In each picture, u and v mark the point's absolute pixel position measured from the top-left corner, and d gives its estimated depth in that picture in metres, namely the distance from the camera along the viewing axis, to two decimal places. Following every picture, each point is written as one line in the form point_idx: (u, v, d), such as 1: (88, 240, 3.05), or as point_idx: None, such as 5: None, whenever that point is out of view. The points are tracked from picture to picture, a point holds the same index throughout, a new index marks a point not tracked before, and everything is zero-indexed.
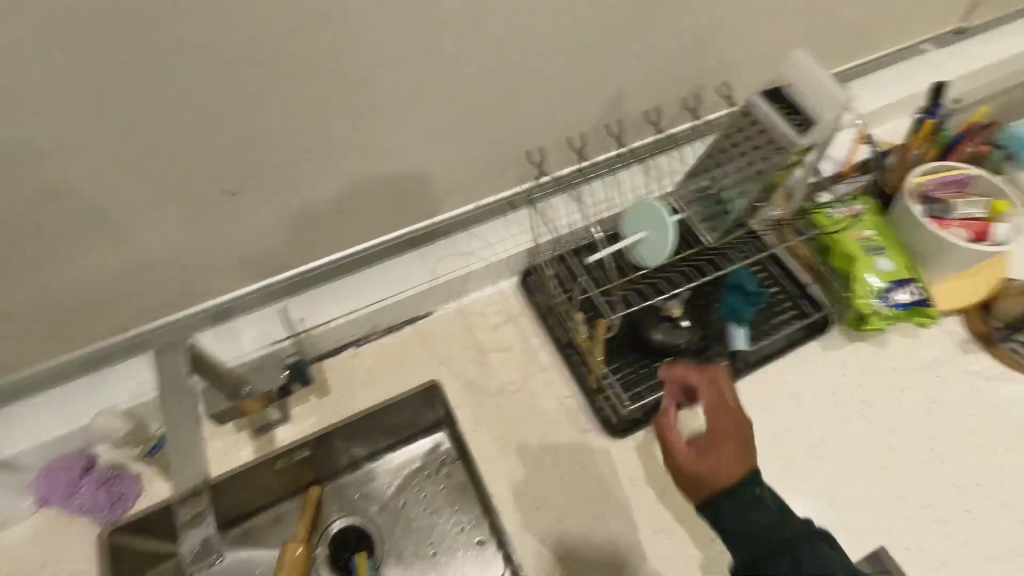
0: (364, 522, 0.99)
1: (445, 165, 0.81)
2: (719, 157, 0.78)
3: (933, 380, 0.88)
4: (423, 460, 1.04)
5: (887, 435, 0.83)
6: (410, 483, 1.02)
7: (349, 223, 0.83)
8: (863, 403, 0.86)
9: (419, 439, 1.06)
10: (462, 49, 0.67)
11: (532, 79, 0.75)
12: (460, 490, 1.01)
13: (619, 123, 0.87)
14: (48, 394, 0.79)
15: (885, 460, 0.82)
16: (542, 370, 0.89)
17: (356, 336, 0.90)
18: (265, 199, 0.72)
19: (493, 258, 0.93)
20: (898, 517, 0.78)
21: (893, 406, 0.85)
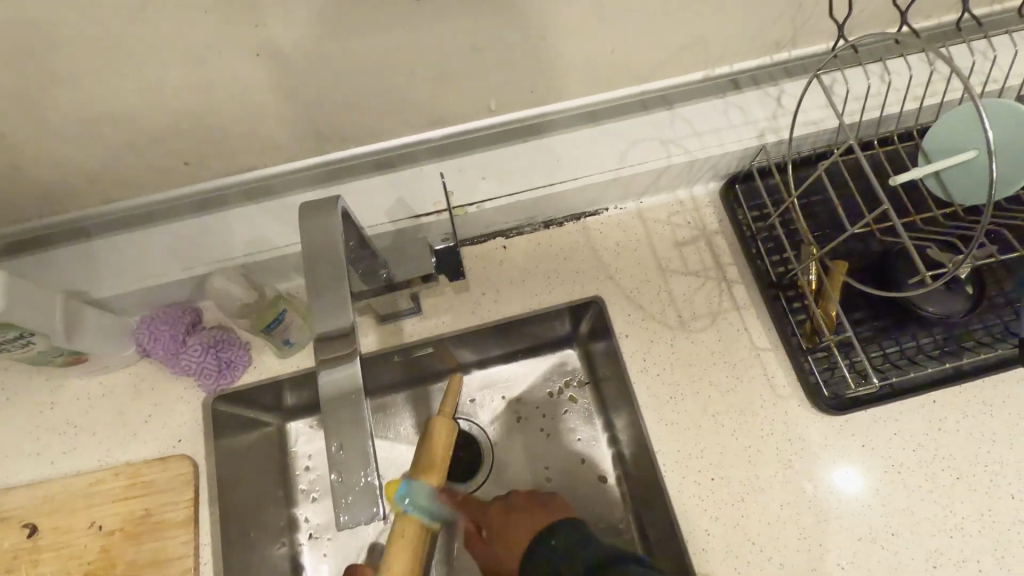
0: (470, 428, 0.77)
1: (696, 8, 0.56)
2: None
3: None
4: (546, 377, 0.80)
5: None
6: (526, 396, 0.78)
7: (539, 73, 0.60)
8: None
9: (540, 350, 0.81)
10: None
11: None
12: (583, 418, 0.77)
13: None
14: (153, 231, 0.67)
15: (988, 516, 0.60)
16: (738, 309, 0.69)
17: (510, 224, 0.72)
18: (454, 12, 0.50)
19: (702, 152, 0.69)
20: (871, 515, 0.61)
21: None
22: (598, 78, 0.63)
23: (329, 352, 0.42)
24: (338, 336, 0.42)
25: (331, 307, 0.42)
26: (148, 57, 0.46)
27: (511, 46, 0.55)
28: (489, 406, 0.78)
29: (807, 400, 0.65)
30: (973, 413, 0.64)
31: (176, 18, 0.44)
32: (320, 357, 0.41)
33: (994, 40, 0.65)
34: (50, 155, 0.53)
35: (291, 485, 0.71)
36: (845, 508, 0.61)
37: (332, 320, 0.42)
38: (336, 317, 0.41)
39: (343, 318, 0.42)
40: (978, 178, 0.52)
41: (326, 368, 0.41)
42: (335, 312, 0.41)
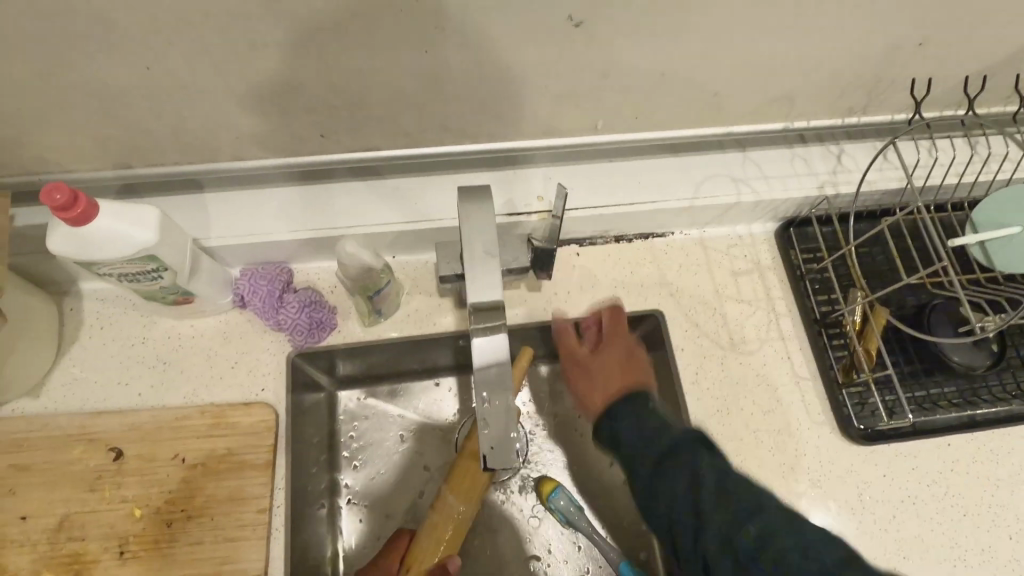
0: None
1: (797, 68, 0.64)
2: None
3: None
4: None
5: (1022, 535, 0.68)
6: None
7: (648, 104, 0.67)
8: None
9: None
10: None
11: None
12: None
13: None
14: (264, 192, 0.72)
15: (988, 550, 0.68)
16: (783, 339, 0.76)
17: (586, 234, 0.79)
18: (601, 41, 0.56)
19: (769, 194, 0.77)
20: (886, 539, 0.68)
21: None
22: (693, 116, 0.71)
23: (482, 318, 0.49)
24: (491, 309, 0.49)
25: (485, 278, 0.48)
26: (337, 38, 0.52)
27: (634, 76, 0.62)
28: None
29: (839, 429, 0.72)
30: (981, 459, 0.72)
31: (375, 11, 0.49)
32: (474, 325, 0.48)
33: None
34: (211, 111, 0.58)
35: (335, 452, 0.78)
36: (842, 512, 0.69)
37: (484, 288, 0.48)
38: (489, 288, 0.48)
39: (495, 287, 0.48)
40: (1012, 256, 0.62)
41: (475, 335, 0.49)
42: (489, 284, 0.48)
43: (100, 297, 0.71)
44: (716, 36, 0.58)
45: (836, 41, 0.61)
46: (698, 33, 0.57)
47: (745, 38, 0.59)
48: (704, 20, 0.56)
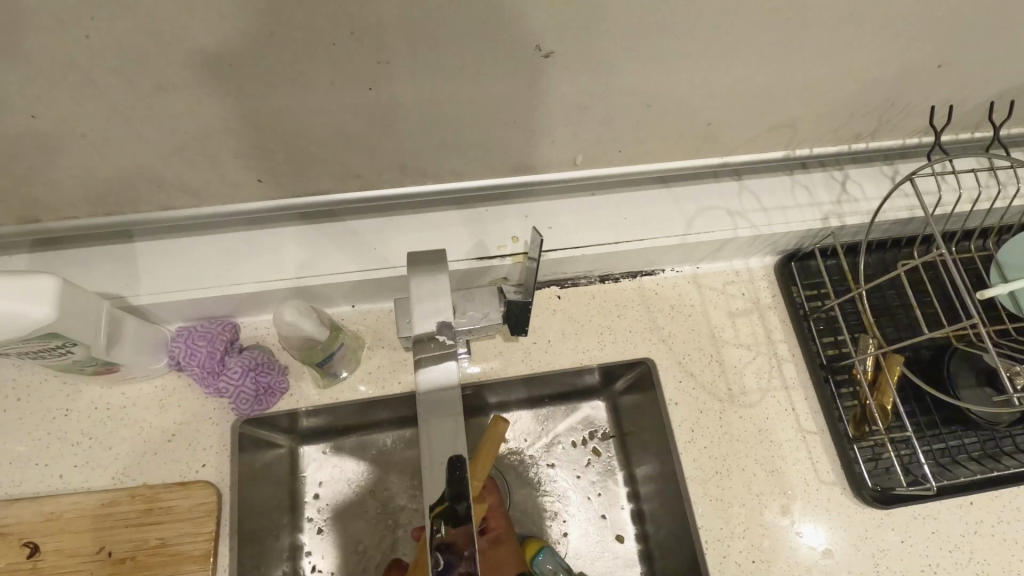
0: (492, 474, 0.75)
1: (800, 94, 0.57)
2: None
3: None
4: (571, 427, 0.77)
5: None
6: (551, 445, 0.76)
7: (633, 135, 0.59)
8: None
9: (570, 400, 0.79)
10: None
11: None
12: (604, 473, 0.75)
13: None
14: (203, 240, 0.63)
15: None
16: (787, 388, 0.69)
17: (567, 274, 0.71)
18: (578, 71, 0.49)
19: (768, 228, 0.70)
20: None
21: None
22: (684, 147, 0.63)
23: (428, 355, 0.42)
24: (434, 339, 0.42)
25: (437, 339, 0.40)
26: (265, 76, 0.43)
27: (616, 108, 0.54)
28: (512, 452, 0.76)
29: (851, 490, 0.64)
30: (1006, 518, 0.65)
31: (302, 47, 0.41)
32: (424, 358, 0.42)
33: None
34: (123, 159, 0.50)
35: (297, 514, 0.66)
36: (827, 559, 0.62)
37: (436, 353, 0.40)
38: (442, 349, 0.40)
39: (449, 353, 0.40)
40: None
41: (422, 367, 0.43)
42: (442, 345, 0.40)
43: (18, 363, 0.63)
44: (709, 65, 0.51)
45: (844, 65, 0.53)
46: (689, 61, 0.50)
47: (743, 65, 0.52)
48: (695, 46, 0.48)
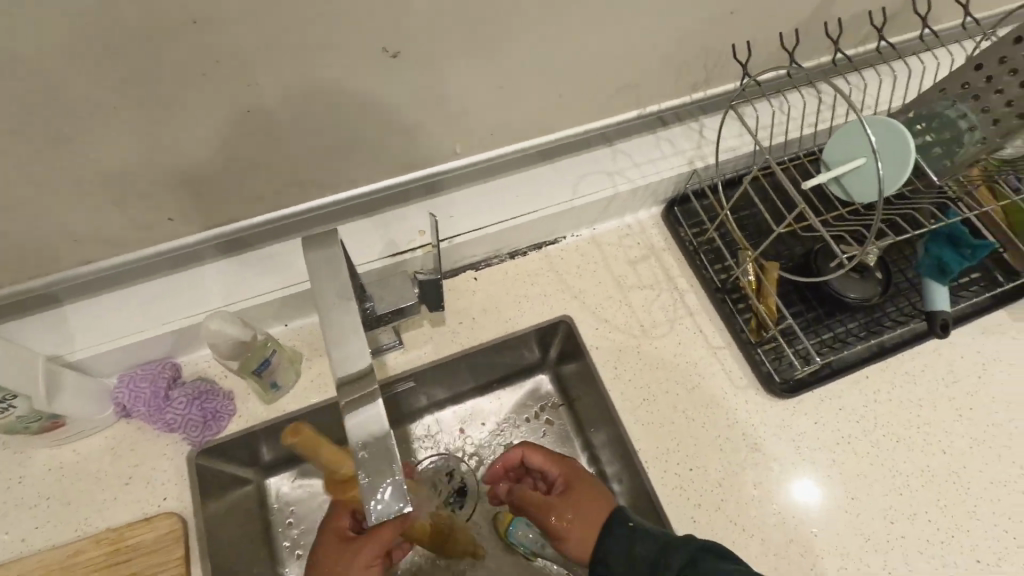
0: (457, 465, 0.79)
1: (627, 56, 0.67)
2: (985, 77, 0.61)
3: None
4: (522, 403, 0.82)
5: (955, 446, 0.70)
6: (506, 426, 0.81)
7: (499, 118, 0.68)
8: (947, 406, 0.72)
9: (515, 381, 0.83)
10: None
11: None
12: (561, 441, 0.80)
13: (839, 24, 0.71)
14: (129, 290, 0.67)
15: (926, 469, 0.69)
16: (692, 315, 0.77)
17: (477, 257, 0.78)
18: (427, 67, 0.56)
19: (643, 179, 0.79)
20: (832, 484, 0.67)
21: (969, 410, 0.72)
22: (549, 121, 0.72)
23: (351, 392, 0.44)
24: (360, 377, 0.44)
25: (338, 299, 0.45)
26: (149, 113, 0.49)
27: (474, 95, 0.62)
28: (471, 442, 0.80)
29: (761, 387, 0.72)
30: (897, 382, 0.74)
31: (175, 81, 0.48)
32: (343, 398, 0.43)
33: (861, 78, 0.80)
34: (34, 217, 0.54)
35: (275, 543, 0.68)
36: (820, 513, 0.66)
37: (337, 308, 0.45)
38: (344, 308, 0.44)
39: (347, 315, 0.44)
40: (891, 176, 0.62)
41: (351, 418, 0.43)
42: (343, 304, 0.45)
43: None
44: (539, 42, 0.59)
45: (653, 25, 0.63)
46: (521, 41, 0.58)
47: (569, 39, 0.61)
48: (521, 29, 0.57)
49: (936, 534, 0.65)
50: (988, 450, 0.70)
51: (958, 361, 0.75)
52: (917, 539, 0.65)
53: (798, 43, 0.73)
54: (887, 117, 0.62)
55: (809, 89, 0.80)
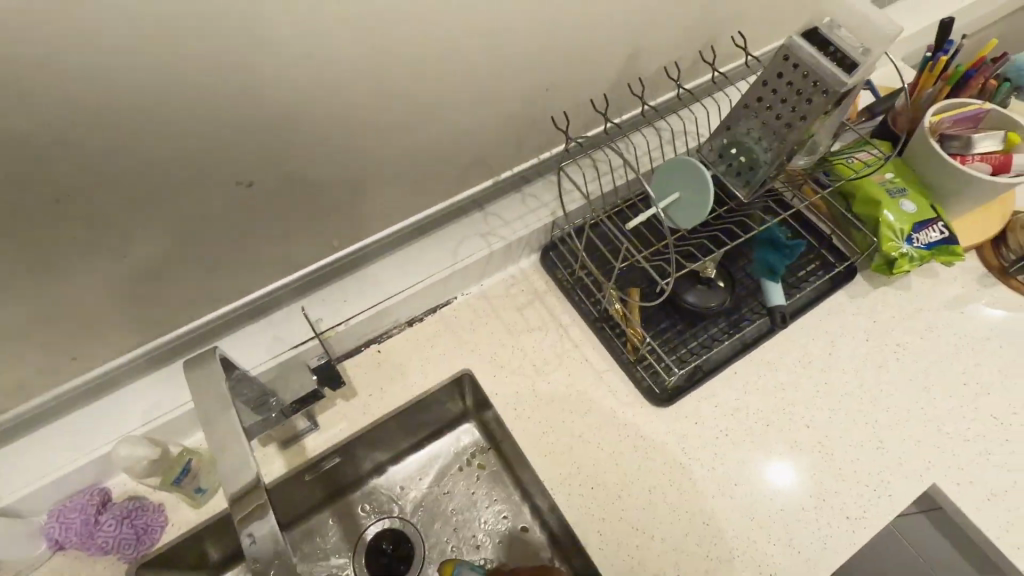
0: (401, 523, 0.87)
1: (466, 140, 0.76)
2: (749, 109, 0.70)
3: (883, 371, 0.84)
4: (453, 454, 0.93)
5: (817, 418, 0.80)
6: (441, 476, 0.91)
7: (364, 208, 0.76)
8: (806, 384, 0.83)
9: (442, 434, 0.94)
10: (488, 17, 0.61)
11: (558, 37, 0.69)
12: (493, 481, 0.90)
13: (641, 81, 0.84)
14: (49, 428, 0.72)
15: (793, 444, 0.78)
16: (577, 346, 0.86)
17: (378, 330, 0.85)
18: (280, 186, 0.65)
19: (515, 235, 0.88)
20: (716, 475, 0.76)
21: (824, 383, 0.83)
22: (413, 202, 0.81)
23: (244, 508, 0.48)
24: (248, 492, 0.48)
25: (215, 411, 0.51)
26: (33, 276, 0.56)
27: (334, 200, 0.71)
28: (411, 498, 0.89)
29: (643, 400, 0.81)
30: (762, 371, 0.84)
31: (45, 247, 0.55)
32: (235, 513, 0.47)
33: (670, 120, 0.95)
34: None
35: None
36: (795, 487, 0.75)
37: (215, 420, 0.51)
38: (224, 418, 0.50)
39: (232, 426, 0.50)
40: (702, 201, 0.72)
41: (244, 528, 0.48)
42: (222, 415, 0.50)
43: None
44: (381, 149, 0.69)
45: (479, 112, 0.73)
46: (363, 152, 0.68)
47: (407, 141, 0.70)
48: (359, 143, 0.67)
49: (809, 500, 0.75)
50: (845, 416, 0.80)
51: (810, 343, 0.86)
52: (794, 509, 0.74)
53: (612, 102, 0.85)
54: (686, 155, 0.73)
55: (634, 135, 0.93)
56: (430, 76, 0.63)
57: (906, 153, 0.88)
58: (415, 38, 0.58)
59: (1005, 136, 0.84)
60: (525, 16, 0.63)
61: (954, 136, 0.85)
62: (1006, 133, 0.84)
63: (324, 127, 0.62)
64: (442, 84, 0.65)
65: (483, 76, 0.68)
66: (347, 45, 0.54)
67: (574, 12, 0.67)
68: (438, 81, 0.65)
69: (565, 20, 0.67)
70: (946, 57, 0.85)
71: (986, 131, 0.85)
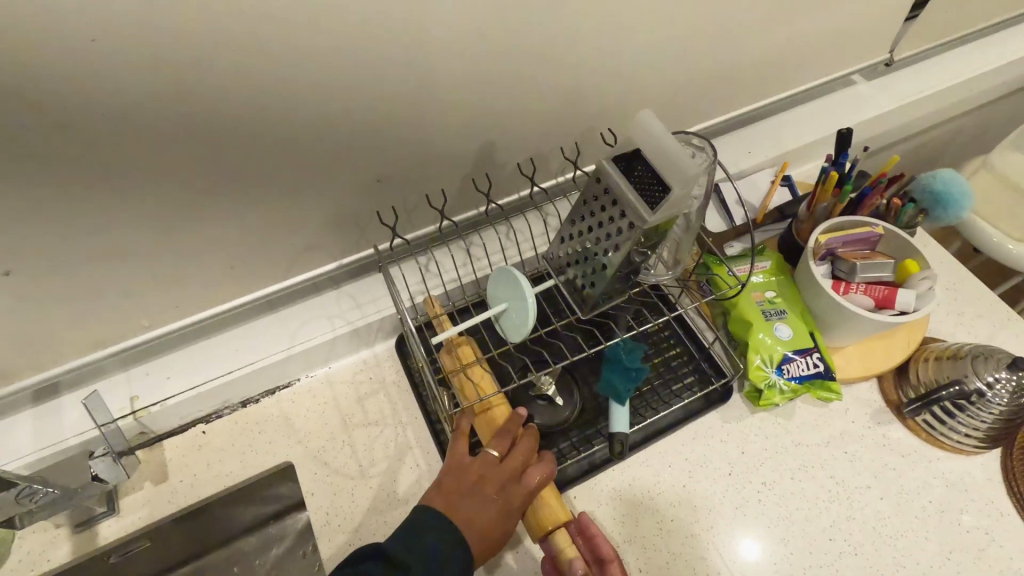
0: None
1: (288, 227, 0.73)
2: (580, 225, 0.68)
3: (738, 513, 0.75)
4: (299, 540, 0.94)
5: (654, 561, 0.72)
6: (283, 563, 0.92)
7: (179, 289, 0.74)
8: (649, 519, 0.75)
9: (295, 516, 0.95)
10: (259, 117, 0.59)
11: (363, 135, 0.66)
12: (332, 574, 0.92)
13: (487, 176, 0.80)
14: None
15: None
16: (411, 448, 0.80)
17: (205, 411, 0.81)
18: (54, 272, 0.63)
19: (363, 320, 0.84)
20: None
21: (669, 520, 0.75)
22: (242, 283, 0.78)
23: None
24: None
25: None
26: None
27: (132, 282, 0.69)
28: None
29: None
30: (606, 499, 0.75)
31: None
32: None
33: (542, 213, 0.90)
34: None
35: None
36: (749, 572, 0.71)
37: None
38: None
39: None
40: (523, 322, 0.66)
41: None
42: None
43: None
44: (177, 236, 0.67)
45: (294, 201, 0.70)
46: (156, 239, 0.66)
47: (209, 227, 0.68)
48: (147, 232, 0.64)
49: None
50: (685, 562, 0.72)
51: (665, 471, 0.78)
52: None
53: (459, 195, 0.82)
54: (514, 267, 0.68)
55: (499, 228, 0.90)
56: (207, 169, 0.61)
57: (795, 271, 0.80)
58: (171, 135, 0.57)
59: (900, 266, 0.75)
60: (307, 117, 0.61)
61: (843, 258, 0.77)
62: (902, 262, 0.76)
63: (91, 217, 0.60)
64: (227, 175, 0.63)
65: (279, 169, 0.65)
66: (82, 141, 0.53)
67: (374, 110, 0.64)
68: (222, 174, 0.63)
69: (366, 117, 0.64)
70: (841, 171, 0.78)
71: (881, 256, 0.77)
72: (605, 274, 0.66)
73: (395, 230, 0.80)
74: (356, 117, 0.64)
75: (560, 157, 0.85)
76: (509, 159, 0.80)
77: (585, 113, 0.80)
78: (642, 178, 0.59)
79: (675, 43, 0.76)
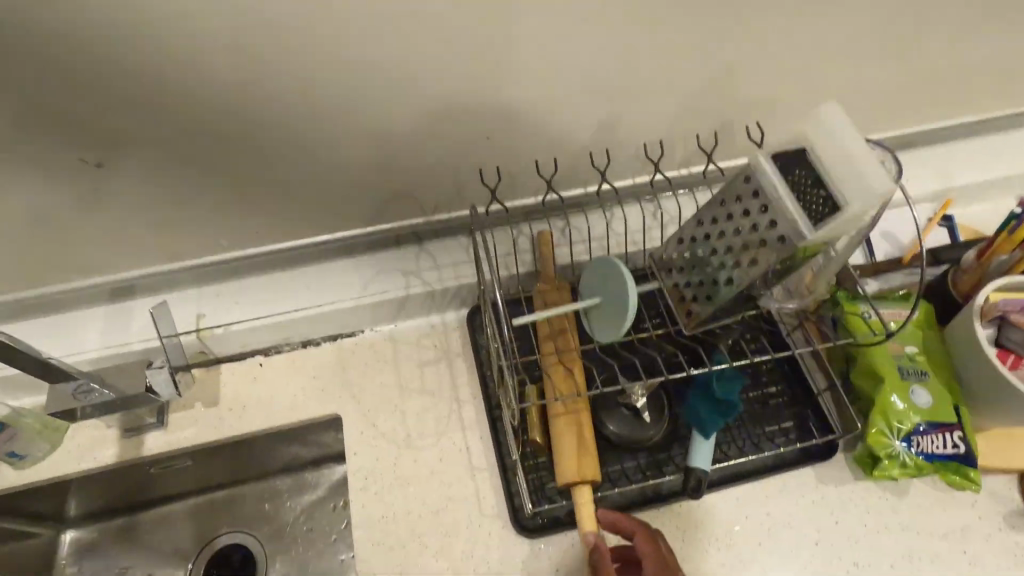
0: (252, 540, 0.89)
1: (383, 169, 0.68)
2: (705, 229, 0.57)
3: None
4: (333, 491, 0.91)
5: None
6: (314, 509, 0.89)
7: (264, 214, 0.71)
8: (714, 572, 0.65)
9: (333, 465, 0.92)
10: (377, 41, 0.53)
11: (482, 81, 0.59)
12: None
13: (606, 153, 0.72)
14: None
15: None
16: (463, 430, 0.74)
17: (267, 344, 0.79)
18: (148, 171, 0.61)
19: (439, 283, 0.78)
20: None
21: None
22: (324, 219, 0.74)
23: None
24: None
25: None
26: None
27: (219, 197, 0.66)
28: (276, 517, 0.89)
29: (508, 522, 0.67)
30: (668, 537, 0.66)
31: None
32: None
33: (658, 204, 0.81)
34: None
35: None
36: None
37: None
38: None
39: None
40: (620, 321, 0.58)
41: None
42: None
43: None
44: (270, 156, 0.63)
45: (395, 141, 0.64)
46: (249, 155, 0.62)
47: (304, 153, 0.64)
48: (241, 146, 0.61)
49: None
50: None
51: (741, 522, 0.68)
52: None
53: (570, 168, 0.74)
54: (615, 258, 0.60)
55: (605, 212, 0.81)
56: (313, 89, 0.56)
57: (951, 329, 0.67)
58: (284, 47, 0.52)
59: None
60: (427, 50, 0.55)
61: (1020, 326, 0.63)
62: None
63: (191, 121, 0.57)
64: (331, 100, 0.58)
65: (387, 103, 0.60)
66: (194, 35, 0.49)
67: (501, 54, 0.57)
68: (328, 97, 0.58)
69: (488, 63, 0.57)
70: None
71: None
72: (724, 290, 0.56)
73: (494, 194, 0.73)
74: (480, 58, 0.57)
75: (690, 146, 0.75)
76: (633, 138, 0.71)
77: (732, 99, 0.69)
78: (802, 183, 0.48)
79: (858, 32, 0.64)
